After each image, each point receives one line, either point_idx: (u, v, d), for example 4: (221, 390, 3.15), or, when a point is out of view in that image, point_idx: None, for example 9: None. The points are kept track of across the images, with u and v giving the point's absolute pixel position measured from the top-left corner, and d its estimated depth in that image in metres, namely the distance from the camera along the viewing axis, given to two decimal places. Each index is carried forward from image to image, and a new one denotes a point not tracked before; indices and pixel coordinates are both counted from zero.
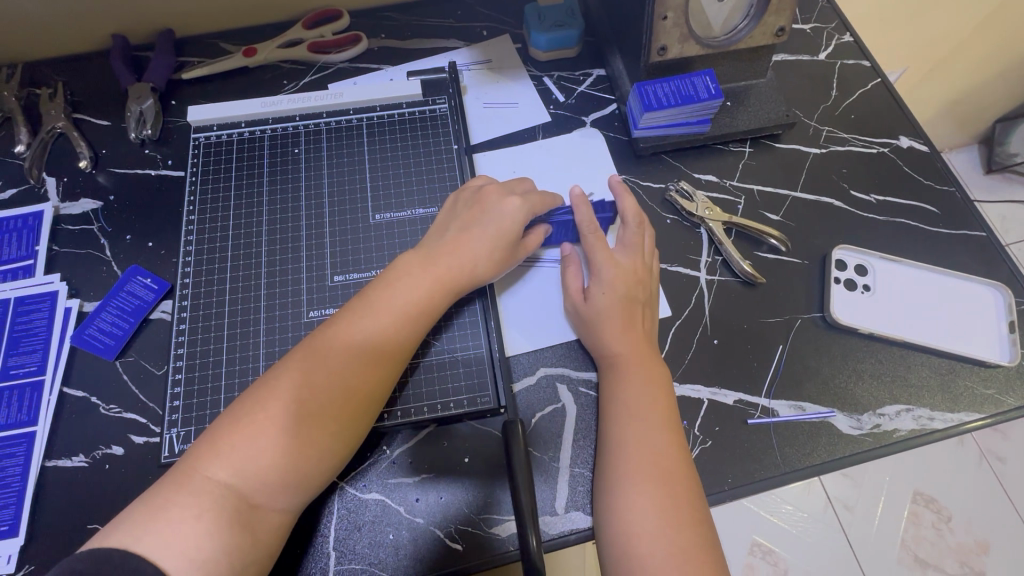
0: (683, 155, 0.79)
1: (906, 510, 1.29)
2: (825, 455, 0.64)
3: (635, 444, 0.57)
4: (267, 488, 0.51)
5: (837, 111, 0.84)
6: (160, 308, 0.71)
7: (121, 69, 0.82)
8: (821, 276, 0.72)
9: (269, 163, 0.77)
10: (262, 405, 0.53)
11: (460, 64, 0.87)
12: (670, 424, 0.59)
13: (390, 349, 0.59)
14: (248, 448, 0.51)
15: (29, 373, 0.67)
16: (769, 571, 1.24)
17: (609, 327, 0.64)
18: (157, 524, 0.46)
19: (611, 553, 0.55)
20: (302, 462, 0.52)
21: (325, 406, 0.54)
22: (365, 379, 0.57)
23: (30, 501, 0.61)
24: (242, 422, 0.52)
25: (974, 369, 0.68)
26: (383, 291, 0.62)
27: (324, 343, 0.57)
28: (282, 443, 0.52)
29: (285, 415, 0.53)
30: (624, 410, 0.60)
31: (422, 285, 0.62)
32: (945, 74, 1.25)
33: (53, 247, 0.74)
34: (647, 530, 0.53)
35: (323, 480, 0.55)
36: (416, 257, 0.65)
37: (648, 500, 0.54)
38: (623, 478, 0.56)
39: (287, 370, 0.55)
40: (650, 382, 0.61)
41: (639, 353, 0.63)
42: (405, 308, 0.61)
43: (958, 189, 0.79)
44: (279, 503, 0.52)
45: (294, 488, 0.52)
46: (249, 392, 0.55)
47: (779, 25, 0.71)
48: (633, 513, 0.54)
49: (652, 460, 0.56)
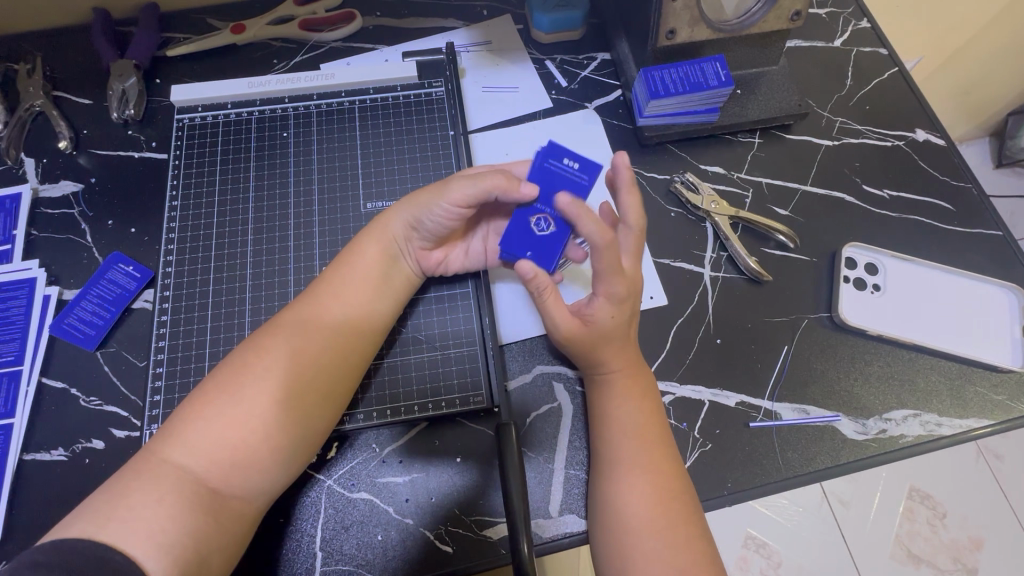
0: (689, 145, 0.76)
1: (901, 507, 1.28)
2: (828, 461, 0.62)
3: (626, 455, 0.55)
4: (223, 467, 0.48)
5: (850, 101, 0.80)
6: (143, 297, 0.68)
7: (102, 44, 0.78)
8: (829, 273, 0.70)
9: (258, 147, 0.74)
10: (216, 378, 0.52)
11: (459, 45, 0.83)
12: (656, 430, 0.57)
13: (364, 322, 0.59)
14: (221, 417, 0.49)
15: (6, 363, 0.64)
16: (762, 564, 1.24)
17: (576, 347, 0.59)
18: (121, 513, 0.44)
19: (601, 556, 0.53)
20: (258, 441, 0.49)
21: (310, 375, 0.53)
22: (343, 348, 0.56)
23: (6, 495, 0.59)
24: (216, 391, 0.50)
25: (985, 374, 0.66)
26: (343, 266, 0.61)
27: (301, 312, 0.56)
28: (230, 412, 0.49)
29: (265, 382, 0.51)
30: (604, 419, 0.58)
31: (381, 249, 0.62)
32: (959, 64, 1.20)
33: (31, 232, 0.71)
34: (647, 550, 0.51)
35: (288, 473, 0.52)
36: (375, 222, 0.64)
37: (635, 503, 0.53)
38: (607, 484, 0.55)
39: (265, 338, 0.54)
40: (635, 389, 0.59)
41: (624, 361, 0.59)
42: (370, 276, 0.60)
43: (973, 185, 0.76)
44: (240, 485, 0.49)
45: (259, 473, 0.50)
46: (223, 365, 0.53)
47: (795, 8, 0.67)
48: (630, 532, 0.52)
49: (634, 468, 0.54)
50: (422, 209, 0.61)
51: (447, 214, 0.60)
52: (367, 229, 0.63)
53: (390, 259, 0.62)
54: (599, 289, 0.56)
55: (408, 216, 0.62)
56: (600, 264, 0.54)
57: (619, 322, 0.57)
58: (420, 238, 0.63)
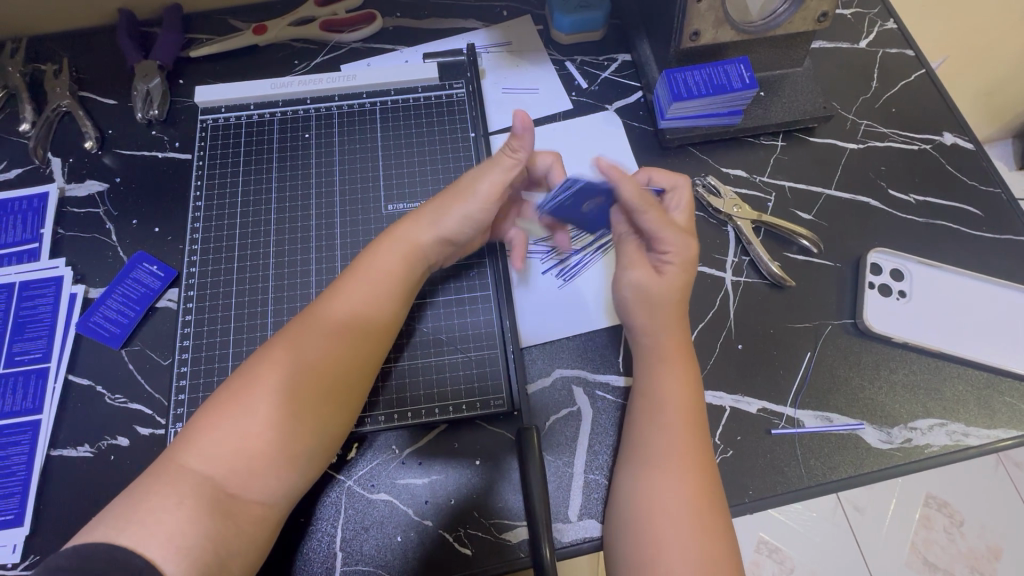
0: (710, 148, 0.76)
1: (917, 514, 1.16)
2: (852, 470, 0.61)
3: (665, 445, 0.54)
4: (242, 475, 0.48)
5: (876, 103, 0.79)
6: (166, 296, 0.69)
7: (127, 45, 0.79)
8: (854, 279, 0.69)
9: (280, 147, 0.74)
10: (235, 387, 0.51)
11: (479, 46, 0.83)
12: (697, 418, 0.56)
13: (379, 330, 0.58)
14: (238, 429, 0.48)
15: (34, 360, 0.65)
16: (776, 570, 1.13)
17: (643, 296, 0.61)
18: (141, 515, 0.44)
19: (624, 538, 0.52)
20: (277, 454, 0.49)
21: (323, 382, 0.53)
22: (357, 357, 0.56)
23: (35, 490, 0.60)
24: (230, 398, 0.50)
25: (1011, 384, 0.65)
26: (359, 267, 0.60)
27: (313, 320, 0.55)
28: (247, 425, 0.49)
29: (276, 392, 0.50)
30: (648, 400, 0.57)
31: (401, 255, 0.61)
32: (983, 65, 1.16)
33: (58, 231, 0.72)
34: (669, 538, 0.49)
35: (307, 477, 0.52)
36: (395, 228, 0.63)
37: (675, 488, 0.51)
38: (648, 468, 0.53)
39: (277, 347, 0.53)
40: (685, 369, 0.58)
41: (677, 342, 0.59)
42: (390, 281, 0.60)
43: (1002, 190, 0.74)
44: (257, 493, 0.48)
45: (277, 480, 0.49)
46: (235, 374, 0.52)
47: (823, 9, 0.66)
48: (659, 518, 0.50)
49: (676, 449, 0.53)
50: (457, 223, 0.63)
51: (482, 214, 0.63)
52: (386, 233, 0.62)
53: (413, 266, 0.61)
54: (669, 244, 0.60)
55: (440, 231, 0.62)
56: (651, 223, 0.59)
57: (682, 280, 0.61)
58: (453, 248, 0.65)
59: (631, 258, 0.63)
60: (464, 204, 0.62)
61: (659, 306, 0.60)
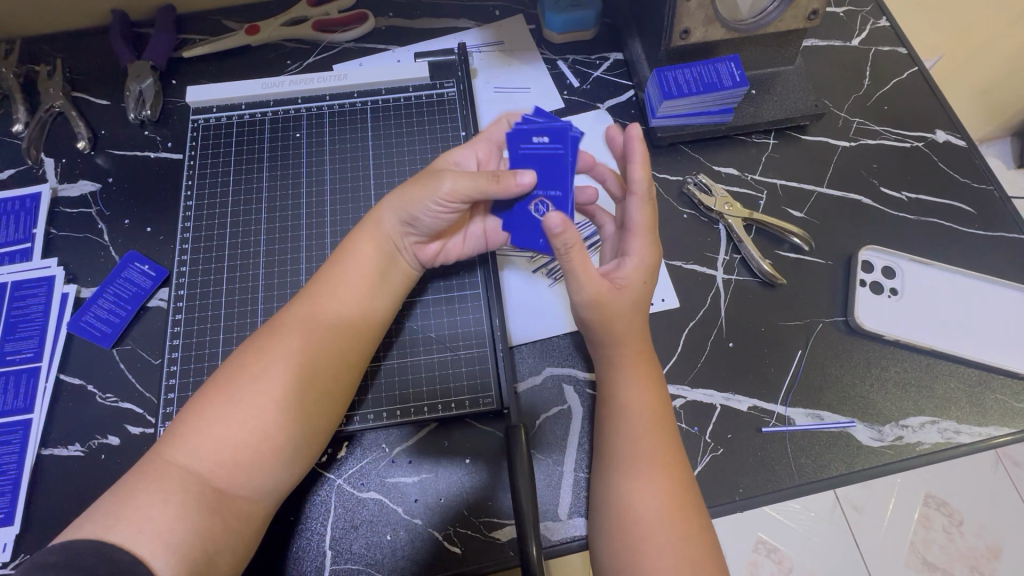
0: (702, 147, 0.75)
1: (916, 513, 1.16)
2: (843, 468, 0.61)
3: (639, 448, 0.54)
4: (227, 467, 0.48)
5: (868, 101, 0.79)
6: (158, 295, 0.69)
7: (120, 46, 0.79)
8: (845, 277, 0.69)
9: (271, 147, 0.75)
10: (221, 381, 0.51)
11: (471, 46, 0.83)
12: (665, 420, 0.56)
13: (361, 324, 0.58)
14: (223, 422, 0.49)
15: (26, 359, 0.65)
16: (773, 570, 1.12)
17: (599, 311, 0.57)
18: (128, 512, 0.44)
19: (606, 540, 0.52)
20: (261, 447, 0.49)
21: (307, 375, 0.53)
22: (340, 350, 0.56)
23: (25, 488, 0.60)
24: (216, 392, 0.50)
25: (1004, 381, 0.64)
26: (339, 260, 0.60)
27: (297, 314, 0.56)
28: (230, 418, 0.49)
29: (261, 384, 0.51)
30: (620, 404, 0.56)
31: (373, 243, 0.61)
32: (980, 63, 1.16)
33: (50, 231, 0.72)
34: (652, 541, 0.50)
35: (295, 472, 0.52)
36: (370, 218, 0.63)
37: (648, 495, 0.51)
38: (625, 471, 0.53)
39: (263, 342, 0.54)
40: (650, 379, 0.57)
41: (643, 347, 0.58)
42: (367, 271, 0.60)
43: (995, 187, 0.74)
44: (244, 488, 0.48)
45: (263, 474, 0.49)
46: (222, 369, 0.53)
47: (813, 7, 0.66)
48: (641, 520, 0.50)
49: (650, 450, 0.53)
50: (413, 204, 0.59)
51: (441, 208, 0.58)
52: (363, 224, 0.62)
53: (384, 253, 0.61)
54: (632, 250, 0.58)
55: (402, 212, 0.60)
56: (638, 217, 0.58)
57: (646, 288, 0.58)
58: (417, 233, 0.61)
59: (587, 274, 0.55)
60: (424, 187, 0.59)
61: (624, 314, 0.57)
